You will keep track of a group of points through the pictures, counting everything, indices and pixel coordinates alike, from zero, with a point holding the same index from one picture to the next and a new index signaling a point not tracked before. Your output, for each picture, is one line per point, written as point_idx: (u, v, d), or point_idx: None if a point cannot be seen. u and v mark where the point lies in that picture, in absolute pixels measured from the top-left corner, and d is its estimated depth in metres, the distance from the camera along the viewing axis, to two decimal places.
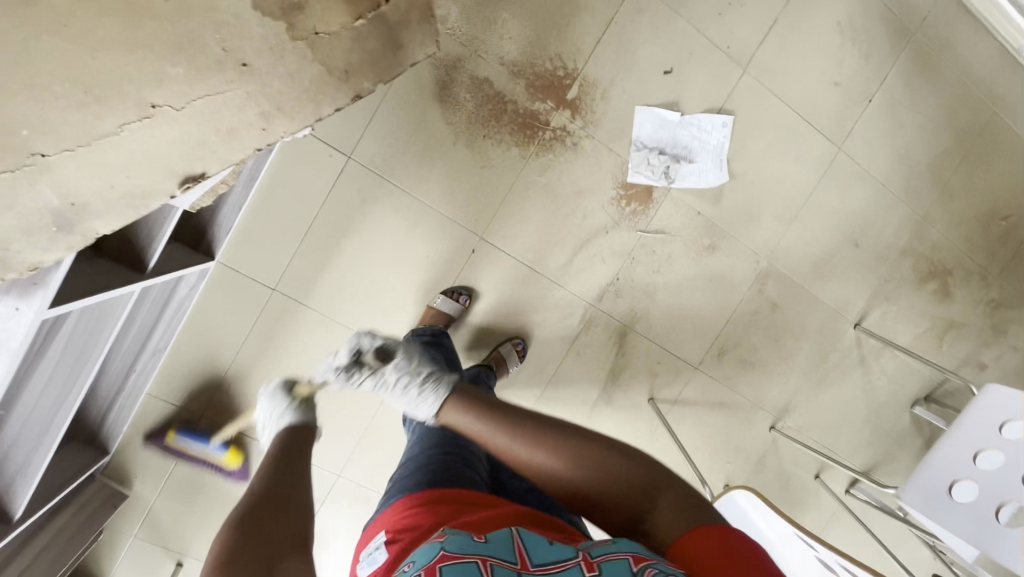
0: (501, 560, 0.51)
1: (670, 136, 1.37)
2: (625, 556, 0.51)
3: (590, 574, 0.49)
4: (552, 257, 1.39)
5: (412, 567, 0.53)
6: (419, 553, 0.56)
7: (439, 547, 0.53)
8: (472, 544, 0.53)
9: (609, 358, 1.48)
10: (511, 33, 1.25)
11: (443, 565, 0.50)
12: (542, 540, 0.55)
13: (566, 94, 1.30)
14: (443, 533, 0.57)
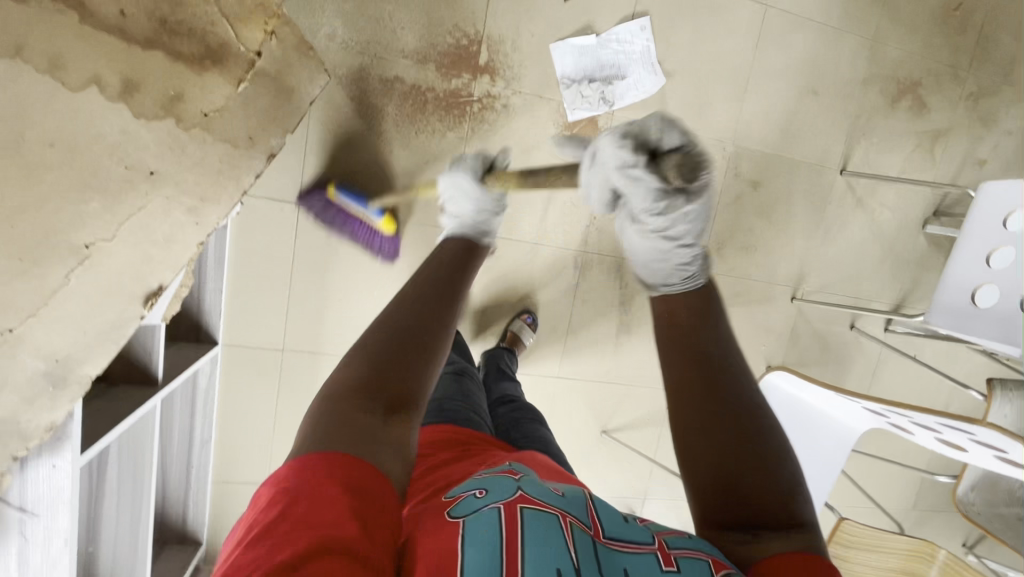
0: (578, 521, 0.54)
1: (594, 61, 1.33)
2: (703, 560, 0.53)
3: (667, 565, 0.52)
4: (525, 221, 1.39)
5: (484, 493, 0.55)
6: (485, 480, 0.59)
7: (514, 487, 0.57)
8: (549, 497, 0.56)
9: (615, 293, 1.50)
10: (402, 22, 1.22)
11: (524, 506, 0.53)
12: (615, 517, 0.59)
13: (478, 61, 1.27)
14: (513, 475, 0.61)
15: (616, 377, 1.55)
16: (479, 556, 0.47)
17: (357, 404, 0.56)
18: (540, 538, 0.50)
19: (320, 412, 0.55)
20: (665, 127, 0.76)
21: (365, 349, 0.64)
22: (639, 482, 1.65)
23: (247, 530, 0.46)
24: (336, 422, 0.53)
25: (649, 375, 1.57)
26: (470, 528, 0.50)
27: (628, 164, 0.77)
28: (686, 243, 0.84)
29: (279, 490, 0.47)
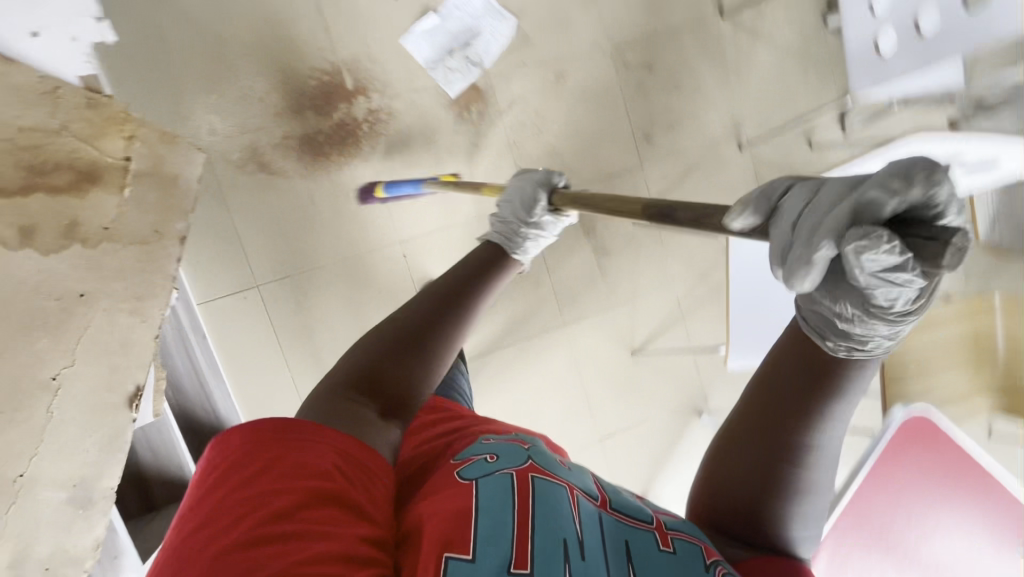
0: (585, 494, 0.57)
1: (446, 34, 1.39)
2: (697, 544, 0.54)
3: (665, 545, 0.54)
4: (461, 201, 1.43)
5: (494, 460, 0.58)
6: (495, 447, 0.61)
7: (526, 456, 0.59)
8: (559, 470, 0.59)
9: (575, 224, 1.52)
10: (265, 87, 1.29)
11: (536, 475, 0.56)
12: (615, 493, 0.62)
13: (346, 86, 1.34)
14: (524, 443, 0.63)
15: (618, 297, 1.56)
16: (491, 516, 0.50)
17: (362, 404, 0.59)
18: (551, 507, 0.52)
19: (327, 394, 0.60)
20: (927, 177, 0.37)
21: (377, 349, 0.64)
22: (691, 382, 1.63)
23: (231, 469, 0.49)
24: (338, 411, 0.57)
25: (646, 281, 1.58)
26: (483, 488, 0.53)
27: (896, 191, 0.37)
28: (891, 311, 0.41)
29: (274, 434, 0.52)
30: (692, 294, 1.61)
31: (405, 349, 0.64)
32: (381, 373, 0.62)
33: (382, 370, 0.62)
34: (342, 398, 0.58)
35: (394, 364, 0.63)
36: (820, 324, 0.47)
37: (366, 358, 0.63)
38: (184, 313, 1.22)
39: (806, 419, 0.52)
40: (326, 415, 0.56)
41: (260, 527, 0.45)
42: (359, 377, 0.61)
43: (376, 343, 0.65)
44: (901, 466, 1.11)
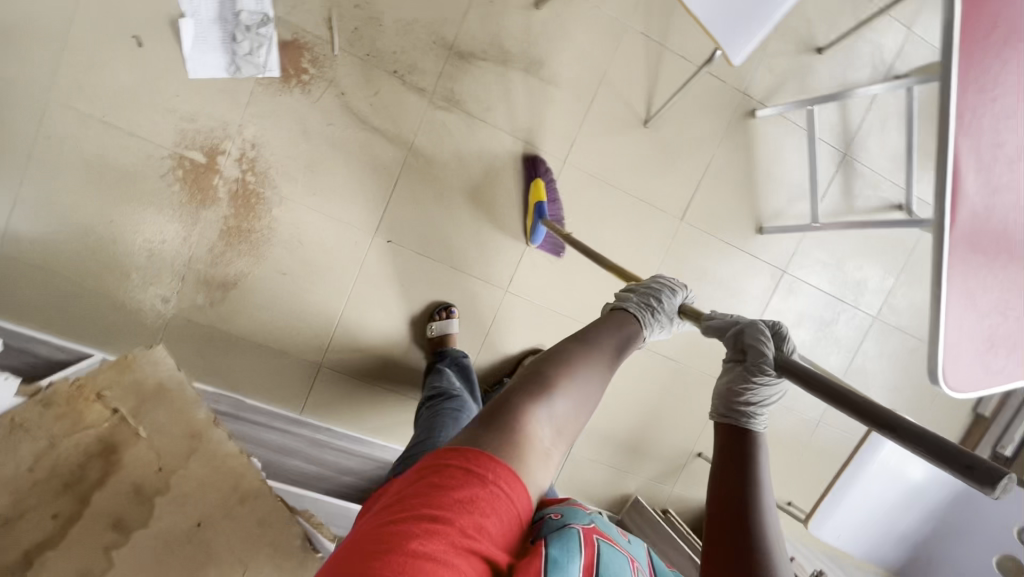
0: (640, 568, 0.56)
1: (213, 27, 1.14)
2: None
3: None
4: (381, 150, 1.26)
5: (556, 514, 0.56)
6: (559, 506, 0.59)
7: (588, 518, 0.57)
8: (619, 539, 0.59)
9: (492, 66, 1.26)
10: (154, 227, 1.21)
11: (598, 539, 0.54)
12: (670, 575, 0.60)
13: (201, 160, 1.19)
14: (585, 506, 0.61)
15: (591, 89, 1.31)
16: (564, 554, 0.49)
17: (540, 433, 0.55)
18: (614, 570, 0.51)
19: (512, 397, 0.57)
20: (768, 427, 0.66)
21: (567, 350, 0.64)
22: (725, 91, 1.38)
23: (418, 491, 0.47)
24: (512, 413, 0.55)
25: (604, 47, 1.30)
26: (555, 533, 0.51)
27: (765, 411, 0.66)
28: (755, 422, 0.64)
29: (485, 462, 0.49)
30: (655, 14, 1.31)
31: (583, 349, 0.64)
32: (555, 385, 0.59)
33: (562, 388, 0.59)
34: (524, 405, 0.56)
35: (579, 373, 0.61)
36: (725, 398, 0.67)
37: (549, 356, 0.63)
38: (229, 405, 1.29)
39: (751, 463, 0.58)
40: (506, 417, 0.54)
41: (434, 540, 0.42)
42: (542, 383, 0.59)
43: (555, 350, 0.64)
44: None
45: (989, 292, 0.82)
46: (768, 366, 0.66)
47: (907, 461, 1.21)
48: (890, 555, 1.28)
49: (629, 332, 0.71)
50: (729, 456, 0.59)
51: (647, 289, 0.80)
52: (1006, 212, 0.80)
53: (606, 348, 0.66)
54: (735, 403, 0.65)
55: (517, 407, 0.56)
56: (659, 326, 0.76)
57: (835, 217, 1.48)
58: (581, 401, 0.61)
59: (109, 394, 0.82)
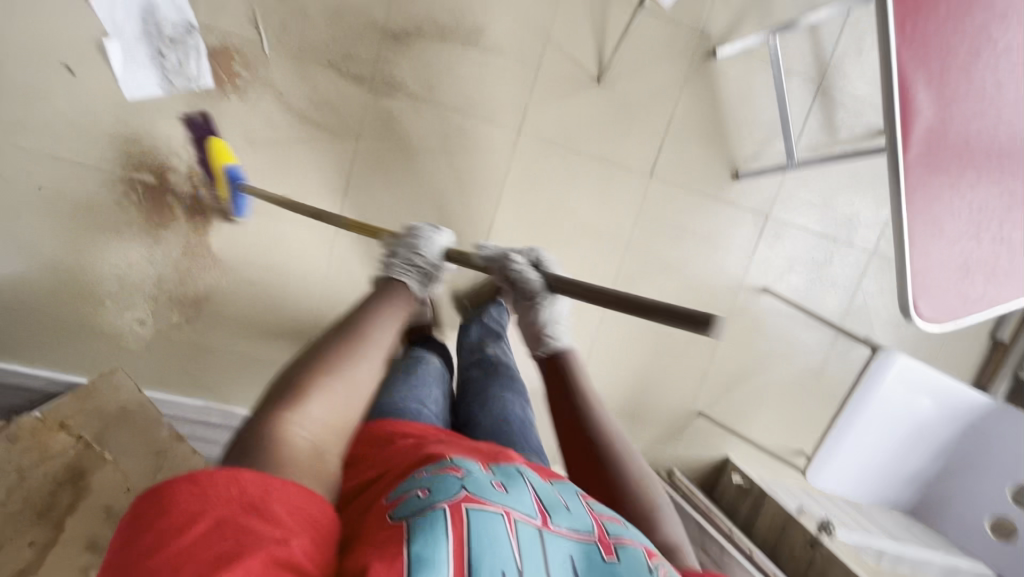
0: (522, 514, 0.55)
1: (139, 44, 1.12)
2: (637, 548, 0.58)
3: (609, 553, 0.56)
4: (329, 146, 1.23)
5: (428, 495, 0.53)
6: (428, 480, 0.56)
7: (460, 488, 0.54)
8: (492, 495, 0.56)
9: (429, 41, 1.21)
10: (118, 253, 1.22)
11: (470, 508, 0.52)
12: (558, 505, 0.60)
13: (152, 180, 1.20)
14: (456, 473, 0.58)
15: (537, 51, 1.25)
16: (430, 547, 0.46)
17: (299, 425, 0.57)
18: (485, 541, 0.49)
19: (256, 418, 0.57)
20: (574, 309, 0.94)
21: (315, 351, 0.67)
22: (680, 32, 1.29)
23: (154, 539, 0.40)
24: (270, 429, 0.55)
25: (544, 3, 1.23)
26: (419, 520, 0.49)
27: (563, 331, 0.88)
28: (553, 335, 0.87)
29: (222, 487, 0.44)
30: None
31: (378, 309, 0.77)
32: (307, 387, 0.61)
33: (317, 388, 0.62)
34: (275, 416, 0.57)
35: (324, 367, 0.64)
36: (531, 333, 0.88)
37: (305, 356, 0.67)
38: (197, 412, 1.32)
39: (580, 397, 0.81)
40: (263, 443, 0.53)
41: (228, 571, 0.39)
42: (291, 393, 0.60)
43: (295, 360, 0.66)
44: None
45: (958, 216, 0.75)
46: (539, 292, 0.87)
47: (915, 396, 1.16)
48: (901, 499, 1.23)
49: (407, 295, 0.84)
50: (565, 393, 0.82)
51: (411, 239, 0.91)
52: (969, 124, 0.72)
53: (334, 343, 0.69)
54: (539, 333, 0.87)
55: (273, 421, 0.56)
56: (433, 268, 0.89)
57: (817, 151, 1.40)
58: (338, 395, 0.63)
59: (71, 423, 0.96)
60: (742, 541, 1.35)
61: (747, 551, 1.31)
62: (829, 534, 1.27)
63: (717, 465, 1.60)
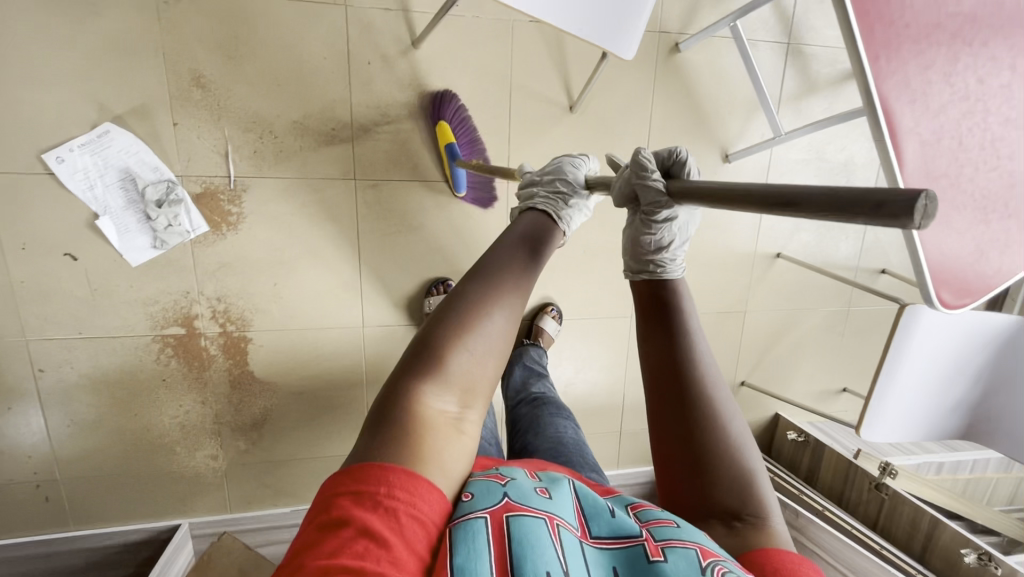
0: (565, 523, 0.51)
1: (127, 213, 1.13)
2: (691, 548, 0.49)
3: (656, 553, 0.49)
4: (335, 251, 1.25)
5: (470, 500, 0.50)
6: (468, 484, 0.53)
7: (501, 495, 0.51)
8: (536, 500, 0.52)
9: (399, 124, 1.21)
10: (171, 405, 1.27)
11: (512, 515, 0.49)
12: (602, 511, 0.55)
13: (182, 332, 1.23)
14: (501, 479, 0.55)
15: (506, 100, 1.24)
16: (473, 560, 0.42)
17: (427, 379, 0.51)
18: (529, 543, 0.45)
19: (398, 382, 0.51)
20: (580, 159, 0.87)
21: (464, 289, 0.55)
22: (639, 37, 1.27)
23: (309, 548, 0.40)
24: (402, 404, 0.49)
25: (500, 52, 1.21)
26: (463, 528, 0.45)
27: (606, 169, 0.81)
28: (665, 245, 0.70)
29: (376, 482, 0.44)
30: None
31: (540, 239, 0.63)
32: (445, 360, 0.52)
33: (475, 339, 0.53)
34: (413, 389, 0.50)
35: (485, 323, 0.54)
36: (633, 252, 0.72)
37: (457, 290, 0.56)
38: (283, 523, 1.41)
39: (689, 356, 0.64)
40: (403, 411, 0.49)
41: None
42: (462, 335, 0.53)
43: (512, 237, 0.62)
44: None
45: (965, 209, 0.77)
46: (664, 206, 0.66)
47: (939, 342, 1.21)
48: (951, 426, 1.31)
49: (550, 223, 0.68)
50: (655, 308, 0.68)
51: (550, 170, 0.85)
52: (961, 127, 0.73)
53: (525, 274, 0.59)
54: (644, 255, 0.71)
55: (406, 393, 0.50)
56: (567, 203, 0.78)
57: (801, 112, 1.39)
58: (484, 349, 0.54)
59: None
60: (811, 499, 1.44)
61: (819, 508, 1.40)
62: (892, 476, 1.31)
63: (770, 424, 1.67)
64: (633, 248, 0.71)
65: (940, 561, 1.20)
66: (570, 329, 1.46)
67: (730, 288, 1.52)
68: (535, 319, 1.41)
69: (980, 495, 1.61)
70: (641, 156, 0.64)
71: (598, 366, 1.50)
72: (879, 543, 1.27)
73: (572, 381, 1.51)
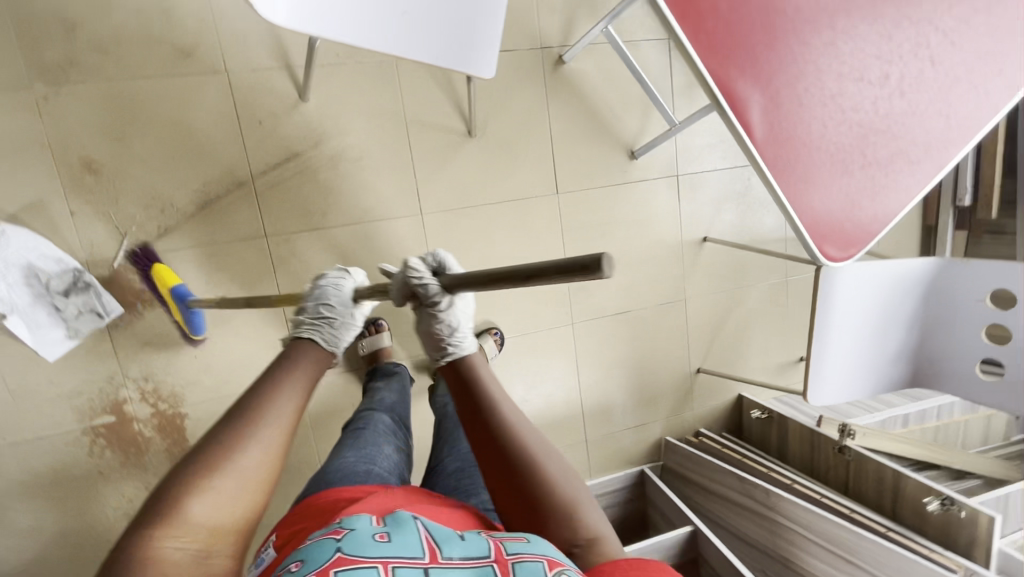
0: (403, 560, 0.52)
1: (32, 306, 1.08)
2: (539, 561, 0.54)
3: (505, 573, 0.52)
4: (259, 310, 1.25)
5: (300, 567, 0.50)
6: (304, 550, 0.53)
7: (332, 552, 0.50)
8: (373, 546, 0.52)
9: (302, 176, 1.22)
10: (111, 497, 1.23)
11: (342, 569, 0.48)
12: (451, 537, 0.57)
13: (112, 419, 1.20)
14: (339, 533, 0.54)
15: (404, 136, 1.27)
16: None
17: (160, 528, 0.52)
18: None
19: (129, 539, 0.52)
20: (343, 269, 0.96)
21: (197, 447, 0.59)
22: (523, 57, 1.31)
23: None
24: (132, 565, 0.49)
25: (390, 91, 1.24)
26: None
27: (345, 288, 0.92)
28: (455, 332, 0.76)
29: None
30: None
31: (267, 390, 0.65)
32: (182, 507, 0.53)
33: (220, 477, 0.57)
34: (142, 541, 0.51)
35: (235, 461, 0.58)
36: (429, 341, 0.77)
37: (199, 446, 0.60)
38: None
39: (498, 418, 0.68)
40: (137, 568, 0.49)
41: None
42: (194, 479, 0.56)
43: (241, 399, 0.64)
44: None
45: (822, 165, 0.80)
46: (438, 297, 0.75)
47: (861, 300, 1.23)
48: (897, 375, 1.31)
49: (325, 352, 0.76)
50: (464, 392, 0.71)
51: (314, 295, 0.88)
52: (796, 87, 0.76)
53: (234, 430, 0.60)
54: (437, 343, 0.75)
55: (135, 542, 0.51)
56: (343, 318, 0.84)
57: (695, 100, 1.44)
58: (226, 492, 0.56)
59: None
60: (780, 474, 1.41)
61: (787, 482, 1.36)
62: (851, 437, 1.33)
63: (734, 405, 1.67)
64: (426, 349, 0.77)
65: (912, 514, 1.18)
66: (515, 347, 1.46)
67: (665, 279, 1.54)
68: (474, 338, 1.37)
69: (952, 442, 1.61)
70: (409, 264, 0.76)
71: (550, 380, 1.49)
72: (848, 507, 1.24)
73: (525, 399, 1.49)
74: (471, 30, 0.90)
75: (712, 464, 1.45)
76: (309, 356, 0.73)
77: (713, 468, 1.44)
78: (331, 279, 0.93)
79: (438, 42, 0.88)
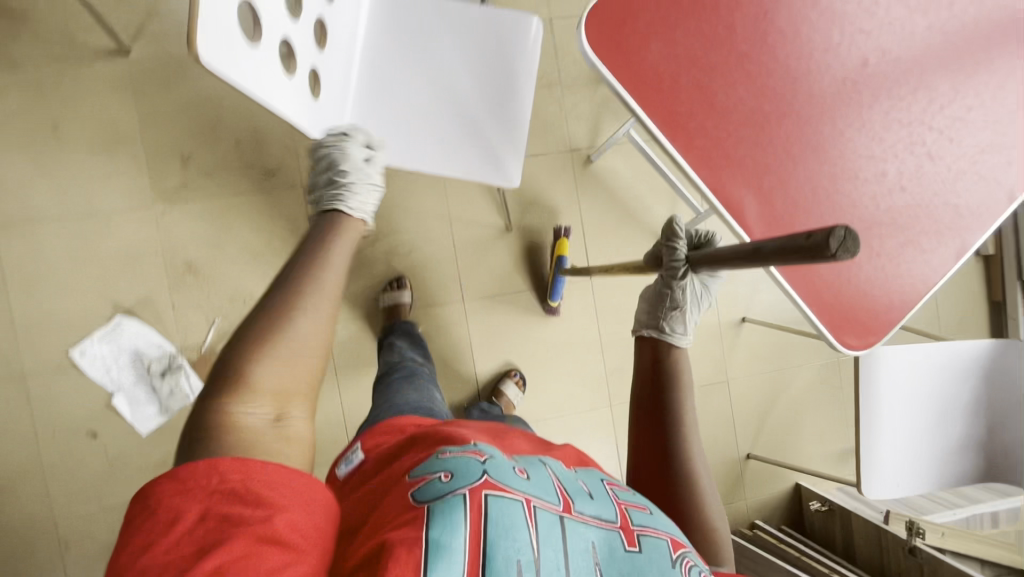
0: (545, 502, 0.62)
1: (137, 387, 1.31)
2: (663, 540, 0.67)
3: (632, 543, 0.64)
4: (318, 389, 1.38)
5: (449, 482, 0.59)
6: (450, 462, 0.63)
7: (480, 473, 0.61)
8: (517, 483, 0.63)
9: (361, 269, 1.39)
10: None
11: (490, 493, 0.59)
12: (581, 495, 0.68)
13: None
14: (480, 457, 0.65)
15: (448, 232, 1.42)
16: (447, 535, 0.53)
17: (236, 400, 0.52)
18: (505, 527, 0.56)
19: (203, 398, 0.52)
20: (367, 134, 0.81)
21: (256, 315, 0.57)
22: (554, 159, 1.46)
23: (217, 502, 0.43)
24: (216, 432, 0.50)
25: (436, 195, 1.42)
26: (445, 505, 0.56)
27: (358, 135, 0.80)
28: (681, 314, 0.92)
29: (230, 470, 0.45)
30: None
31: (306, 249, 0.62)
32: (247, 374, 0.53)
33: (281, 346, 0.55)
34: (214, 407, 0.51)
35: (289, 328, 0.56)
36: (654, 305, 0.95)
37: (256, 310, 0.57)
38: None
39: (670, 382, 0.88)
40: (216, 435, 0.50)
41: (219, 550, 0.40)
42: (265, 348, 0.54)
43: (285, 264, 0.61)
44: (632, 28, 0.78)
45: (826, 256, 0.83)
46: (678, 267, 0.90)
47: (913, 382, 1.18)
48: (968, 468, 1.20)
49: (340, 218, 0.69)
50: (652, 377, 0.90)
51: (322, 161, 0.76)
52: (788, 188, 0.82)
53: (283, 298, 0.58)
54: (660, 314, 0.93)
55: (212, 406, 0.51)
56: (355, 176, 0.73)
57: None
58: (292, 357, 0.55)
59: None
60: (844, 576, 1.31)
61: None
62: (922, 537, 1.22)
63: (792, 494, 1.56)
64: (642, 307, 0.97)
65: None
66: (555, 428, 1.47)
67: (704, 360, 1.54)
68: (498, 383, 1.42)
69: None
70: (674, 227, 0.89)
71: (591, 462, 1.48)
72: None
73: None
74: (505, 138, 1.00)
75: (765, 560, 1.36)
76: (348, 230, 0.68)
77: (767, 565, 1.35)
78: (349, 133, 0.79)
79: (471, 157, 1.00)
